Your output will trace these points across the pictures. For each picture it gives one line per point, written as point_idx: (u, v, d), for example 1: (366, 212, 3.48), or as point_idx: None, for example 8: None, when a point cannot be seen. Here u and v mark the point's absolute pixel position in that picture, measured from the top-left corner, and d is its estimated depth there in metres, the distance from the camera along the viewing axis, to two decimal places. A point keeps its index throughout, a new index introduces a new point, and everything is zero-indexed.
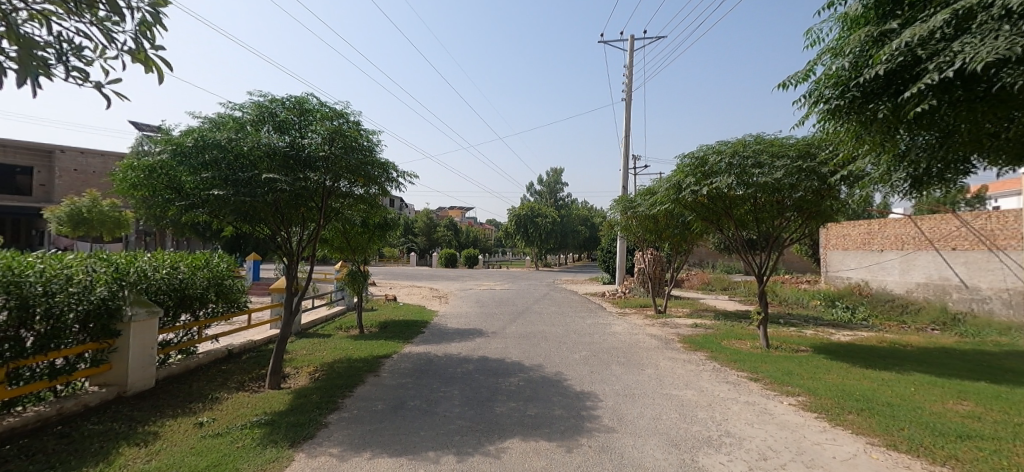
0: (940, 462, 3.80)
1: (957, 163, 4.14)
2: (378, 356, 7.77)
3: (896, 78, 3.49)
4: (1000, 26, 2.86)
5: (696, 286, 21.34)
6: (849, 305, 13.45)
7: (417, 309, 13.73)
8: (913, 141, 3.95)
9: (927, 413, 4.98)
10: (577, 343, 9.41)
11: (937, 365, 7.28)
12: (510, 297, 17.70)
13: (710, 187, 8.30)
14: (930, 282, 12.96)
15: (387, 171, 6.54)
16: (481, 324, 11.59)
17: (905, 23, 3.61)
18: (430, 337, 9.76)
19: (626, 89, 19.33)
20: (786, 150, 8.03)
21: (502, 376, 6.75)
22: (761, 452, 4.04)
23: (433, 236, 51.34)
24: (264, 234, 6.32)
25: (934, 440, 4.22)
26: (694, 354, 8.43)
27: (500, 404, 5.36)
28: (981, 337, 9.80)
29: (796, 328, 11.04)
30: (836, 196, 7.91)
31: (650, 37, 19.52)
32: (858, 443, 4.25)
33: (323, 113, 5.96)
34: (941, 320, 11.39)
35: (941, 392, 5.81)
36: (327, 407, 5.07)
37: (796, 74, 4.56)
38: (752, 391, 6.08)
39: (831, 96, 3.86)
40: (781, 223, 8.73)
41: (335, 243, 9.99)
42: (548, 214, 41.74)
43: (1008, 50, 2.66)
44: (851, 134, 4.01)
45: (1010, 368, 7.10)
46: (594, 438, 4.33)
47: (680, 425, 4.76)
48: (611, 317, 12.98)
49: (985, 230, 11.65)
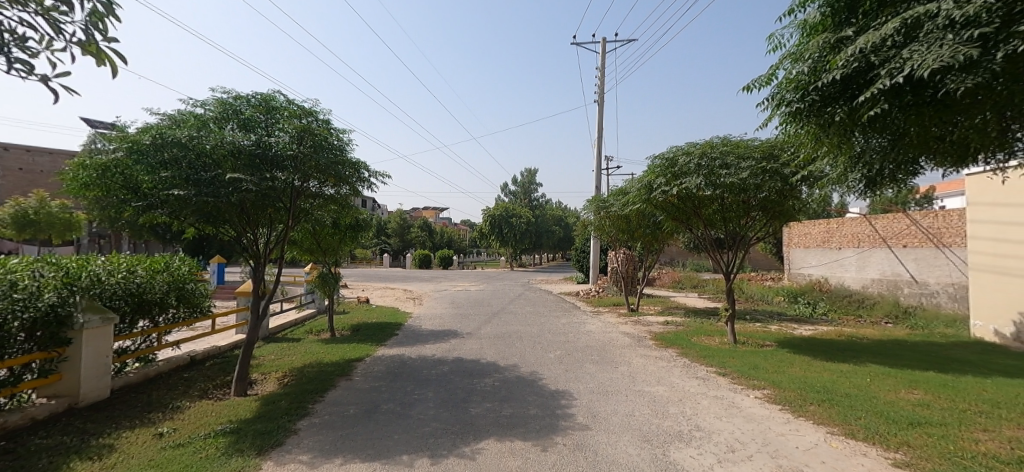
0: (895, 448, 4.00)
1: (907, 165, 4.37)
2: (350, 360, 7.61)
3: (852, 83, 3.66)
4: (944, 35, 2.96)
5: (667, 285, 21.92)
6: (810, 300, 14.02)
7: (391, 311, 13.51)
8: (868, 143, 4.15)
9: (882, 402, 5.26)
10: (551, 342, 9.49)
11: (891, 356, 7.69)
12: (486, 298, 17.67)
13: (680, 188, 8.56)
14: (884, 277, 13.68)
15: (359, 171, 6.47)
16: (457, 325, 11.52)
17: (859, 31, 3.77)
18: (404, 339, 9.64)
19: (599, 91, 19.59)
20: (751, 151, 8.30)
21: (477, 377, 6.72)
22: (730, 444, 4.18)
23: (407, 237, 50.80)
24: (229, 236, 6.12)
25: (888, 428, 4.44)
26: (666, 351, 8.60)
27: (475, 405, 5.34)
28: (930, 330, 10.40)
29: (762, 324, 11.47)
30: (798, 197, 8.25)
31: (620, 41, 19.93)
32: (819, 433, 4.44)
33: (290, 111, 5.84)
34: (894, 313, 11.99)
35: (895, 381, 6.14)
36: (297, 413, 4.93)
37: (761, 77, 4.61)
38: (721, 385, 6.27)
39: (792, 99, 3.99)
40: (747, 223, 9.02)
41: (305, 245, 9.70)
42: (522, 214, 41.90)
43: (952, 58, 2.78)
44: (810, 136, 4.19)
45: (955, 357, 7.58)
46: (569, 436, 4.37)
47: (653, 421, 4.85)
48: (586, 316, 13.14)
49: (933, 228, 12.30)
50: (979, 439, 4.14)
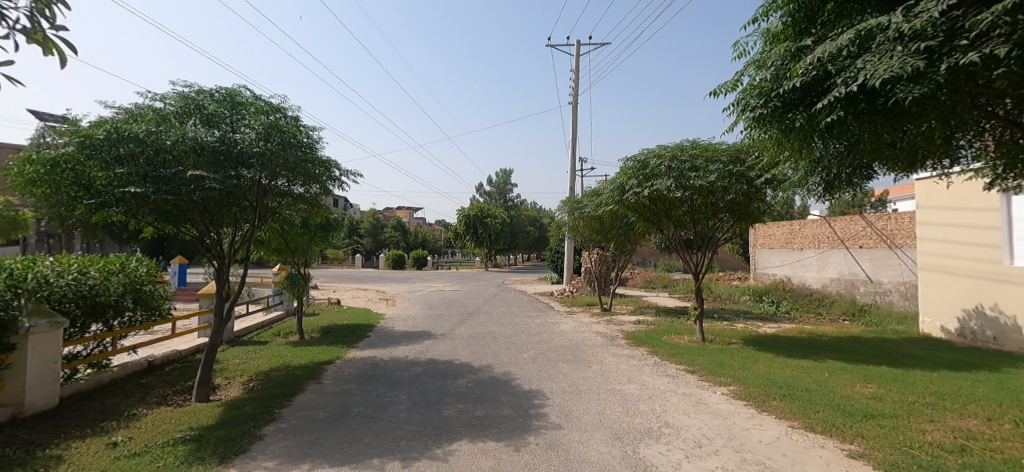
0: (850, 440, 4.19)
1: (862, 169, 4.58)
2: (320, 363, 7.44)
3: (811, 90, 3.80)
4: (894, 47, 3.06)
5: (639, 285, 22.34)
6: (774, 299, 14.54)
7: (363, 313, 13.29)
8: (826, 148, 4.31)
9: (838, 396, 5.50)
10: (525, 342, 9.52)
11: (848, 352, 8.05)
12: (460, 298, 17.58)
13: (651, 189, 8.75)
14: (842, 277, 14.33)
15: (329, 170, 6.36)
16: (430, 326, 11.41)
17: (817, 40, 3.92)
18: (376, 341, 9.48)
19: (574, 93, 19.78)
20: (718, 154, 8.56)
21: (451, 378, 6.68)
22: (697, 440, 4.29)
23: (380, 238, 50.06)
24: (191, 236, 5.89)
25: (844, 420, 4.65)
26: (637, 350, 8.75)
27: (448, 407, 5.30)
28: (883, 326, 10.96)
29: (729, 322, 11.83)
30: (763, 199, 8.54)
31: (594, 44, 20.19)
32: (781, 427, 4.60)
33: (257, 106, 5.68)
34: (851, 310, 12.57)
35: (851, 376, 6.43)
36: (263, 418, 4.78)
37: (726, 82, 4.75)
38: (689, 382, 6.42)
39: (756, 105, 4.12)
40: (715, 224, 9.27)
41: (272, 245, 9.42)
42: (497, 215, 41.89)
43: (902, 68, 2.90)
44: (774, 140, 4.34)
45: (906, 352, 8.00)
46: (542, 436, 4.39)
47: (624, 419, 4.93)
48: (560, 316, 13.24)
49: (887, 230, 12.95)
50: (926, 429, 4.39)
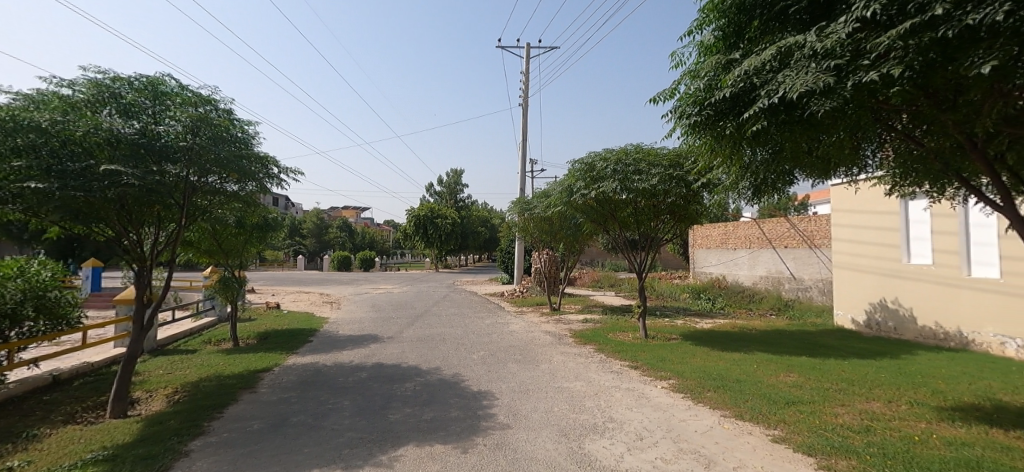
0: (774, 425, 4.53)
1: (785, 175, 4.96)
2: (256, 371, 7.03)
3: (739, 101, 4.06)
4: (809, 64, 3.33)
5: (587, 284, 22.94)
6: (711, 296, 15.43)
7: (305, 317, 12.69)
8: (754, 155, 4.62)
9: (765, 385, 5.93)
10: (475, 343, 9.49)
11: (774, 344, 8.70)
12: (409, 300, 17.25)
13: (597, 191, 9.03)
14: (770, 274, 15.45)
15: (267, 167, 6.03)
16: (377, 329, 11.10)
17: (744, 54, 4.21)
18: (318, 346, 9.10)
19: (524, 95, 19.99)
20: (660, 159, 8.95)
21: (398, 382, 6.53)
22: (638, 433, 4.46)
23: (324, 238, 48.12)
24: (106, 237, 5.37)
25: (769, 408, 5.02)
26: (584, 348, 8.97)
27: (394, 411, 5.18)
28: (804, 320, 11.95)
29: (669, 319, 12.42)
30: (700, 202, 9.02)
31: (544, 48, 20.49)
32: (714, 416, 4.89)
33: (183, 97, 5.29)
34: (777, 305, 13.59)
35: (776, 366, 6.95)
36: (190, 433, 4.45)
37: (665, 90, 4.96)
38: (632, 378, 6.67)
39: (692, 113, 4.34)
40: (657, 225, 9.68)
41: (203, 246, 8.78)
42: (448, 215, 41.52)
43: (815, 83, 3.16)
44: (708, 146, 4.59)
45: (822, 343, 8.77)
46: (489, 436, 4.39)
47: (570, 416, 5.04)
48: (509, 316, 13.32)
49: (808, 231, 14.11)
50: (838, 413, 4.82)
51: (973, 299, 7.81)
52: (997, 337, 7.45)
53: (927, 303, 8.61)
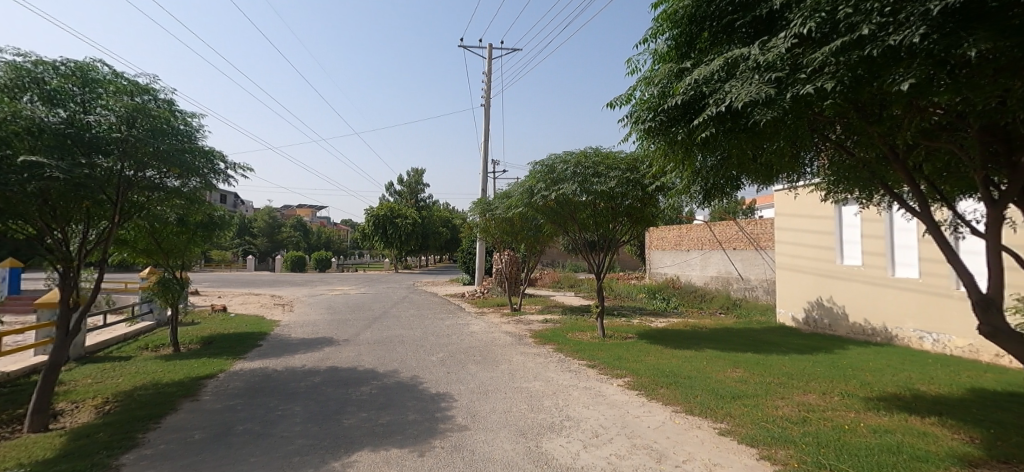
0: (721, 419, 4.74)
1: (733, 180, 5.20)
2: (198, 378, 6.63)
3: (690, 108, 4.23)
4: (752, 75, 3.52)
5: (547, 285, 23.20)
6: (665, 296, 15.98)
7: (254, 320, 12.10)
8: (704, 160, 4.83)
9: (713, 381, 6.20)
10: (434, 345, 9.37)
11: (723, 341, 9.12)
12: (366, 301, 16.83)
13: (558, 193, 9.17)
14: (720, 275, 16.19)
15: (212, 162, 5.72)
16: (332, 332, 10.74)
17: (695, 64, 4.39)
18: (268, 350, 8.69)
19: (487, 96, 19.97)
20: (618, 162, 9.18)
21: (353, 386, 6.34)
22: (594, 430, 4.55)
23: (277, 238, 46.14)
24: (26, 235, 4.91)
25: (717, 402, 5.25)
26: (543, 347, 9.06)
27: (348, 416, 5.03)
28: (750, 318, 12.60)
29: (626, 318, 12.76)
30: (656, 205, 9.32)
31: (506, 49, 20.56)
32: (666, 412, 5.06)
33: (118, 86, 4.92)
34: (726, 304, 14.25)
35: (724, 362, 7.28)
36: (122, 446, 4.13)
37: (621, 96, 5.10)
38: (590, 376, 6.80)
39: (646, 118, 4.49)
40: (615, 227, 9.91)
41: (140, 246, 8.20)
42: (408, 215, 40.88)
43: (758, 94, 3.33)
44: (661, 151, 4.75)
45: (766, 339, 9.28)
46: (447, 438, 4.35)
47: (528, 415, 5.07)
48: (470, 317, 13.26)
49: (754, 233, 14.89)
50: (779, 405, 5.11)
51: (897, 298, 8.50)
52: (916, 332, 8.13)
53: (858, 301, 9.28)
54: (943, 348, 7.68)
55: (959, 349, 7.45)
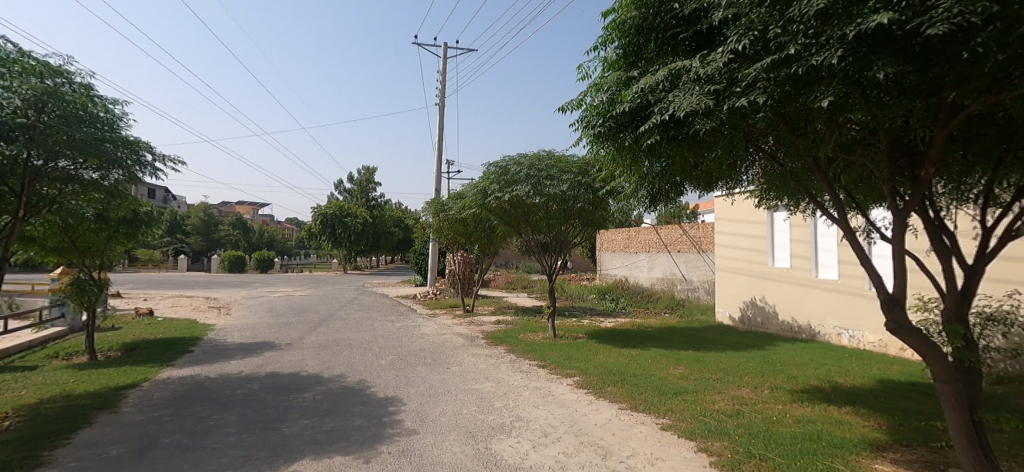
0: (663, 414, 4.94)
1: (676, 186, 5.45)
2: (118, 388, 6.07)
3: (637, 116, 4.38)
4: (694, 86, 3.70)
5: (501, 286, 23.26)
6: (614, 296, 16.48)
7: (186, 324, 11.27)
8: (650, 167, 5.03)
9: (657, 378, 6.46)
10: (383, 348, 9.13)
11: (666, 340, 9.52)
12: (312, 304, 16.13)
13: (512, 194, 9.24)
14: (666, 276, 16.90)
15: (138, 154, 5.31)
16: (273, 336, 10.20)
17: (642, 73, 4.56)
18: (201, 356, 8.12)
19: (441, 95, 19.71)
20: (571, 166, 9.36)
21: (294, 392, 6.05)
22: (543, 429, 4.60)
23: (213, 237, 43.25)
24: None
25: (660, 398, 5.47)
26: (495, 349, 9.07)
27: (289, 424, 4.79)
28: (692, 317, 13.25)
29: (577, 319, 13.03)
30: (605, 208, 9.58)
31: (462, 49, 20.43)
32: (613, 409, 5.21)
33: (26, 66, 4.39)
34: (671, 304, 14.91)
35: (667, 360, 7.61)
36: (23, 466, 3.70)
37: (573, 100, 5.20)
38: (540, 376, 6.87)
39: (596, 123, 4.61)
40: (567, 229, 10.09)
41: (51, 243, 7.35)
42: (359, 214, 39.64)
43: (699, 104, 3.51)
44: (611, 155, 4.90)
45: (706, 338, 9.78)
46: (394, 443, 4.25)
47: (478, 417, 5.05)
48: (421, 319, 13.04)
49: (697, 237, 15.67)
50: (716, 399, 5.41)
51: (820, 297, 9.23)
52: (836, 329, 8.86)
53: (787, 301, 9.99)
54: (858, 344, 8.41)
55: (871, 344, 8.19)
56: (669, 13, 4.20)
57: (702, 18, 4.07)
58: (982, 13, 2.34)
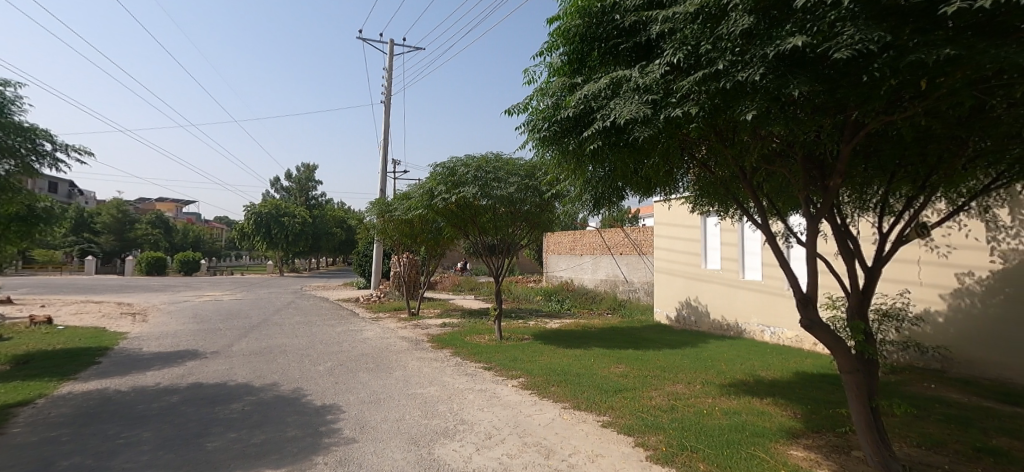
0: (604, 412, 5.09)
1: (619, 191, 5.65)
2: (5, 406, 5.34)
3: (581, 121, 4.49)
4: (633, 95, 3.86)
5: (448, 288, 23.00)
6: (560, 298, 16.81)
7: (94, 333, 10.15)
8: (594, 172, 5.18)
9: (599, 377, 6.65)
10: (321, 354, 8.72)
11: (608, 340, 9.84)
12: (243, 308, 15.10)
13: (459, 196, 9.17)
14: (609, 278, 17.48)
15: (33, 141, 4.78)
16: (198, 343, 9.43)
17: (586, 80, 4.69)
18: (111, 368, 7.34)
19: (387, 92, 19.22)
20: (518, 169, 9.46)
21: (221, 403, 5.62)
22: (488, 432, 4.59)
23: (128, 236, 39.36)
24: None
25: (602, 397, 5.63)
26: (440, 352, 8.94)
27: (213, 438, 4.44)
28: (633, 317, 13.79)
29: (523, 320, 13.15)
30: (552, 211, 9.76)
31: (410, 47, 20.02)
32: (556, 409, 5.30)
33: None
34: (613, 305, 15.43)
35: (609, 359, 7.85)
36: None
37: (519, 104, 5.26)
38: (485, 379, 6.86)
39: (542, 127, 4.68)
40: (514, 231, 10.15)
41: None
42: (297, 214, 37.70)
43: (637, 112, 3.65)
44: (556, 159, 5.00)
45: (645, 337, 10.21)
46: (332, 453, 4.06)
47: (421, 422, 4.94)
48: (364, 323, 12.60)
49: (638, 240, 16.35)
50: (652, 396, 5.65)
51: (746, 297, 9.93)
52: (759, 326, 9.57)
53: (718, 300, 10.65)
54: (778, 339, 9.13)
55: (789, 339, 8.92)
56: (611, 24, 4.36)
57: (641, 30, 4.25)
58: (878, 41, 2.61)
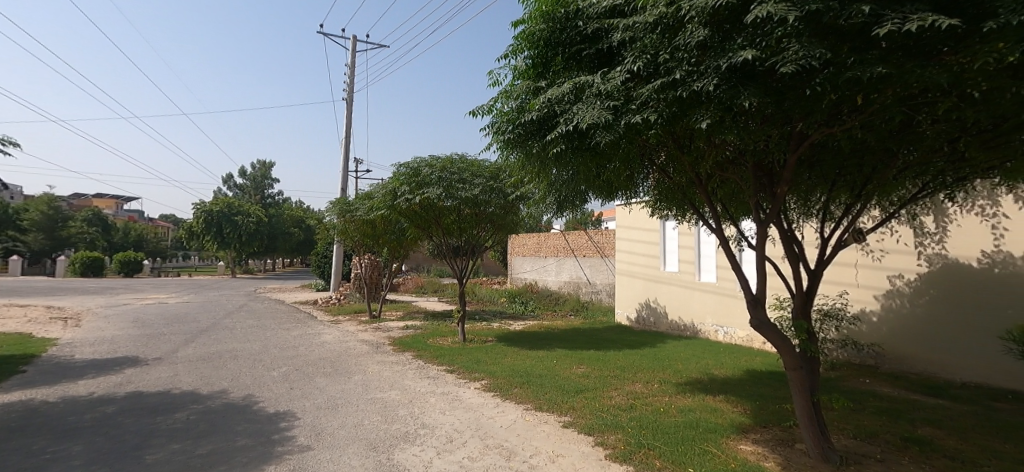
0: (565, 412, 5.15)
1: (581, 194, 5.74)
2: None
3: (544, 125, 4.53)
4: (595, 101, 3.93)
5: (411, 290, 22.64)
6: (524, 299, 16.89)
7: (18, 339, 9.32)
8: (557, 175, 5.24)
9: (561, 378, 6.72)
10: (275, 359, 8.37)
11: (570, 341, 9.98)
12: (191, 312, 14.29)
13: (422, 197, 9.05)
14: (573, 279, 17.72)
15: None
16: (139, 350, 8.84)
17: (550, 84, 4.74)
18: (37, 377, 6.76)
19: (349, 90, 18.73)
20: (482, 171, 9.45)
21: (164, 413, 5.29)
22: (449, 435, 4.54)
23: (61, 235, 36.45)
24: None
25: (563, 397, 5.69)
26: (402, 355, 8.77)
27: (154, 451, 4.16)
28: (595, 318, 14.04)
29: (487, 322, 13.12)
30: (516, 213, 9.80)
31: (373, 44, 19.58)
32: (518, 411, 5.31)
33: None
34: (576, 307, 15.65)
35: (571, 360, 7.96)
36: None
37: (483, 105, 5.25)
38: (448, 382, 6.78)
39: (506, 129, 4.69)
40: (479, 233, 10.12)
41: None
42: (252, 213, 36.09)
43: (599, 117, 3.72)
44: (520, 162, 5.02)
45: (606, 338, 10.42)
46: (285, 462, 3.90)
47: (380, 427, 4.83)
48: (322, 326, 12.19)
49: (601, 242, 16.67)
50: (612, 395, 5.77)
51: (702, 298, 10.31)
52: (713, 326, 9.96)
53: (675, 302, 11.01)
54: (730, 339, 9.54)
55: (740, 338, 9.34)
56: (574, 29, 4.42)
57: (603, 38, 4.34)
58: (820, 58, 2.78)
